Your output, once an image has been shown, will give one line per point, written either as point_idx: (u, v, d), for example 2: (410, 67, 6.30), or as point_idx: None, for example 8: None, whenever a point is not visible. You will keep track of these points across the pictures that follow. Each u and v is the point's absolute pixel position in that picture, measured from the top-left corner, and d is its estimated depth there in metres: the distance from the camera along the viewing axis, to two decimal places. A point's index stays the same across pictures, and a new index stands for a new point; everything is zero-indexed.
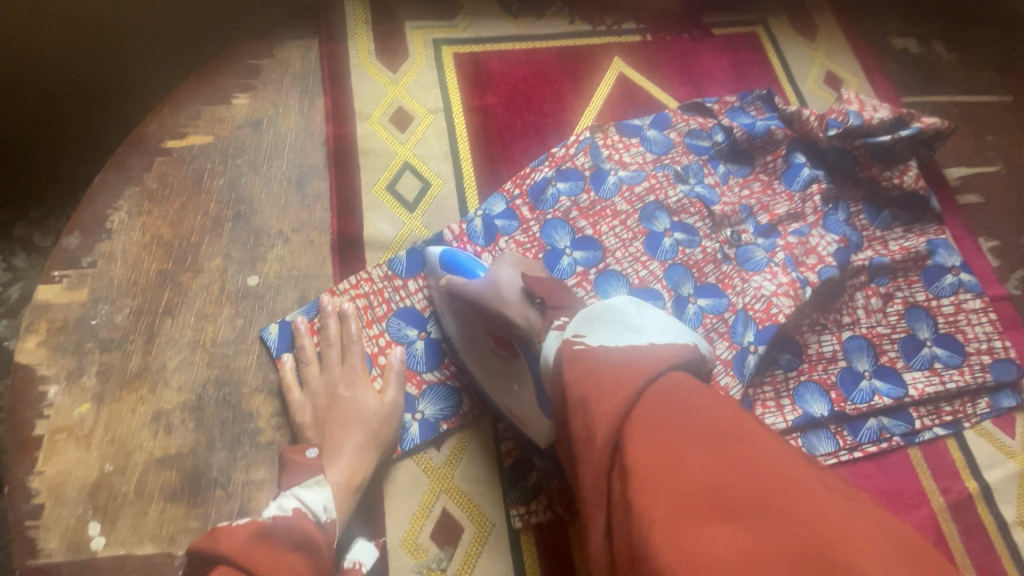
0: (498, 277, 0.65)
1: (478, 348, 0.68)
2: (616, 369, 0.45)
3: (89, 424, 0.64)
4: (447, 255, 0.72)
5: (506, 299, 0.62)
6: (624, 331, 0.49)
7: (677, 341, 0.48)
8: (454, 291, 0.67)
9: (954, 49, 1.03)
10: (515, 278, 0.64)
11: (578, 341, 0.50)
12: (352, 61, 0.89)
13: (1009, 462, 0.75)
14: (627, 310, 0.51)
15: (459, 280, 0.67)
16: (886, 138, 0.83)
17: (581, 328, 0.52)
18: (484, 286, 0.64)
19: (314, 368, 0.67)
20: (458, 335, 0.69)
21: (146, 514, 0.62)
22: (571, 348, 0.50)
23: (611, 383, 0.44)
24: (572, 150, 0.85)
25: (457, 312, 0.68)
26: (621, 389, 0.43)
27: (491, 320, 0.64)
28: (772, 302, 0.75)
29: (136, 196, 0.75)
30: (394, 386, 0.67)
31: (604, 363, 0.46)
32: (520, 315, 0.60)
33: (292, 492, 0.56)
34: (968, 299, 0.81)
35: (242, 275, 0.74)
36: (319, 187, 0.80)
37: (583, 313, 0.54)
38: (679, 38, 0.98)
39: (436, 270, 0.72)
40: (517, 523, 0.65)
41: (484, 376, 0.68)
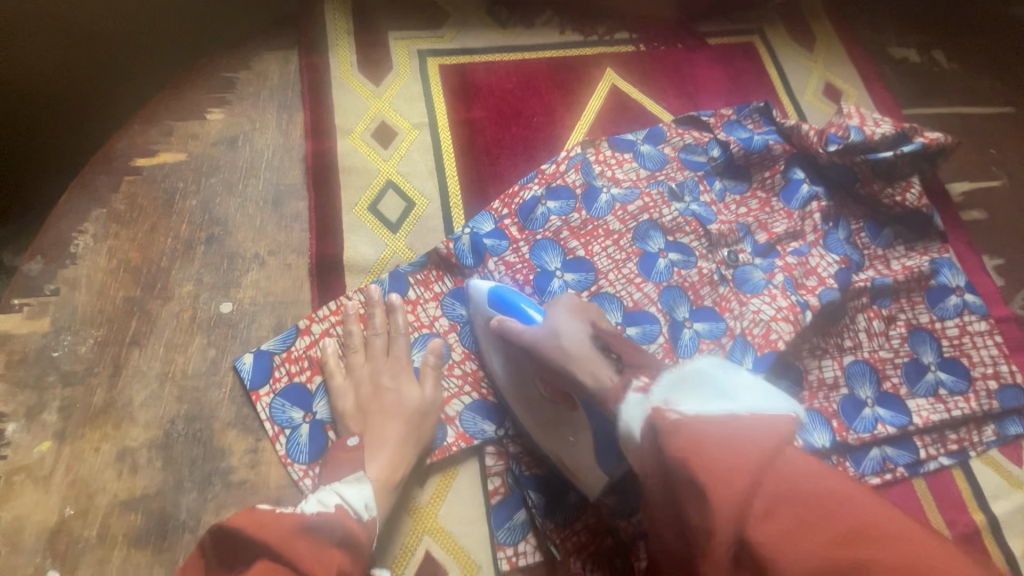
0: (561, 327, 0.60)
1: (533, 396, 0.63)
2: (720, 441, 0.39)
3: (48, 465, 0.60)
4: (500, 292, 0.67)
5: (572, 353, 0.57)
6: (714, 397, 0.43)
7: (778, 411, 0.42)
8: (512, 335, 0.63)
9: (955, 59, 1.00)
10: (580, 328, 0.59)
11: (667, 407, 0.44)
12: (333, 73, 0.85)
13: (1017, 492, 0.72)
14: (710, 375, 0.46)
15: (517, 327, 0.62)
16: (888, 154, 0.80)
17: (670, 394, 0.45)
18: (545, 335, 0.60)
19: (359, 359, 0.66)
20: (511, 381, 0.65)
21: (109, 562, 0.58)
22: (662, 416, 0.43)
23: (714, 454, 0.38)
24: (562, 167, 0.81)
25: (513, 359, 0.64)
26: (732, 468, 0.37)
27: (554, 374, 0.59)
28: (772, 327, 0.72)
29: (103, 218, 0.71)
30: (433, 382, 0.66)
31: (705, 433, 0.39)
32: (591, 373, 0.54)
33: (332, 487, 0.55)
34: (974, 321, 0.78)
35: (215, 301, 0.70)
36: (298, 207, 0.76)
37: (667, 377, 0.48)
38: (672, 48, 0.95)
39: (487, 311, 0.67)
40: (504, 567, 0.62)
41: (537, 429, 0.63)
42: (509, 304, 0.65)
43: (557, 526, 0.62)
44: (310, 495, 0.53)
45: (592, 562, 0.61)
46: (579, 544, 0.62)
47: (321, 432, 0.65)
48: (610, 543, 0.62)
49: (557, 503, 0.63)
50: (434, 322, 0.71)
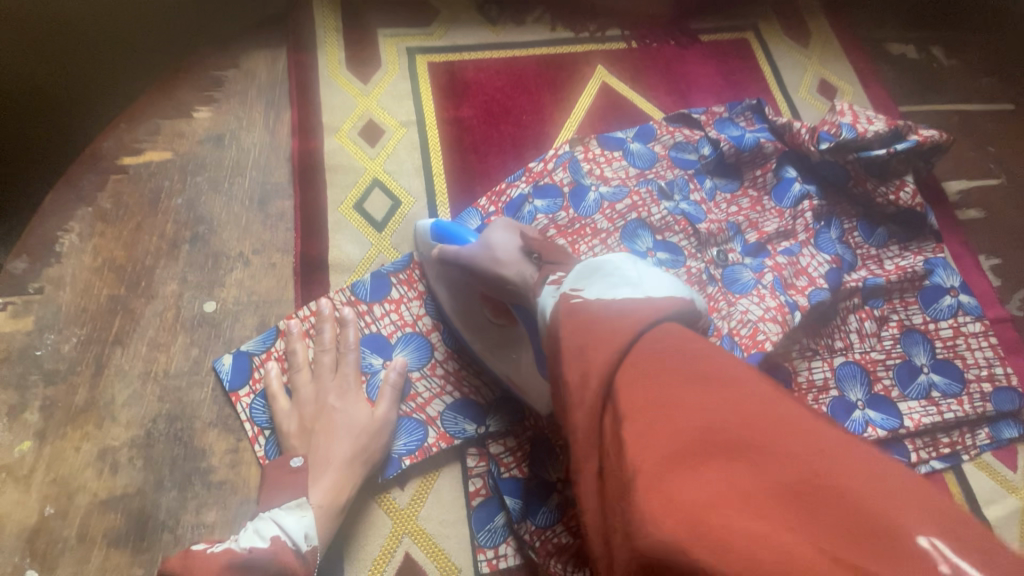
0: (492, 241, 0.61)
1: (472, 318, 0.65)
2: (606, 317, 0.41)
3: (29, 464, 0.60)
4: (444, 225, 0.69)
5: (501, 260, 0.59)
6: (620, 284, 0.44)
7: (676, 296, 0.44)
8: (449, 257, 0.64)
9: (953, 55, 0.98)
10: (511, 238, 0.61)
11: (575, 294, 0.45)
12: (322, 71, 0.85)
13: (1010, 497, 0.70)
14: (622, 266, 0.47)
15: (451, 248, 0.65)
16: (881, 152, 0.78)
17: (578, 282, 0.47)
18: (478, 250, 0.61)
19: (305, 377, 0.64)
20: (456, 308, 0.67)
21: (87, 562, 0.58)
22: (568, 302, 0.45)
23: (604, 332, 0.40)
24: (550, 165, 0.80)
25: (454, 283, 0.65)
26: (612, 333, 0.39)
27: (486, 286, 0.61)
28: (760, 328, 0.70)
29: (88, 218, 0.71)
30: (388, 401, 0.64)
31: (599, 313, 0.42)
32: (517, 272, 0.56)
33: (271, 515, 0.54)
34: (968, 322, 0.76)
35: (198, 300, 0.70)
36: (283, 206, 0.76)
37: (577, 268, 0.49)
38: (665, 45, 0.94)
39: (430, 242, 0.69)
40: (484, 569, 0.61)
41: (481, 349, 0.65)
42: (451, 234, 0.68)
43: (538, 528, 0.61)
44: (248, 525, 0.54)
45: (572, 564, 0.59)
46: (560, 546, 0.60)
47: None
48: None
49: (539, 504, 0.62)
50: (417, 321, 0.70)
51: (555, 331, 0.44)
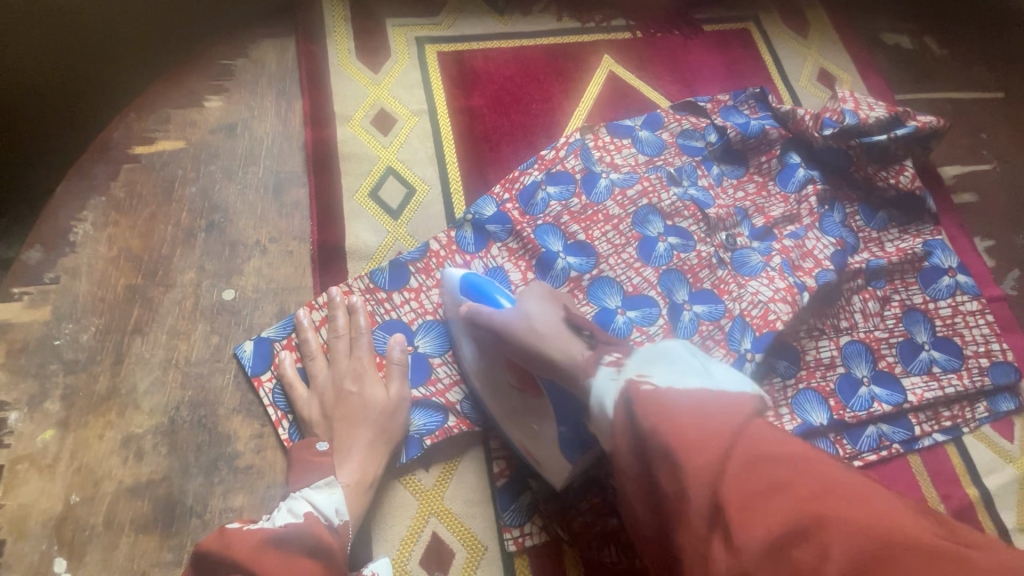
0: (531, 310, 0.61)
1: (499, 379, 0.64)
2: (689, 413, 0.42)
3: (53, 453, 0.60)
4: (472, 281, 0.67)
5: (544, 335, 0.58)
6: (688, 374, 0.47)
7: (743, 392, 0.45)
8: (481, 319, 0.63)
9: (945, 45, 1.01)
10: (551, 310, 0.61)
11: (645, 380, 0.47)
12: (331, 61, 0.85)
13: (1009, 467, 0.73)
14: (685, 358, 0.49)
15: (485, 310, 0.63)
16: (882, 137, 0.81)
17: (643, 367, 0.49)
18: (517, 318, 0.61)
19: (320, 365, 0.65)
20: (479, 369, 0.66)
21: (116, 548, 0.58)
22: (639, 389, 0.46)
23: (695, 435, 0.40)
24: (561, 153, 0.82)
25: (482, 342, 0.64)
26: (704, 437, 0.40)
27: (521, 357, 0.60)
28: (770, 308, 0.73)
29: (102, 208, 0.70)
30: (399, 379, 0.65)
31: (678, 405, 0.43)
32: (563, 352, 0.56)
33: (302, 493, 0.55)
34: (966, 301, 0.79)
35: (216, 289, 0.70)
36: (298, 194, 0.76)
37: (640, 352, 0.51)
38: (669, 35, 0.96)
39: (457, 297, 0.67)
40: (510, 547, 0.63)
41: (503, 415, 0.64)
42: (481, 292, 0.66)
43: (561, 508, 0.63)
44: (281, 504, 0.53)
45: (597, 540, 0.62)
46: (585, 524, 0.62)
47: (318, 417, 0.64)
48: (616, 522, 0.62)
49: (562, 485, 0.64)
50: (437, 308, 0.71)
51: (631, 422, 0.45)
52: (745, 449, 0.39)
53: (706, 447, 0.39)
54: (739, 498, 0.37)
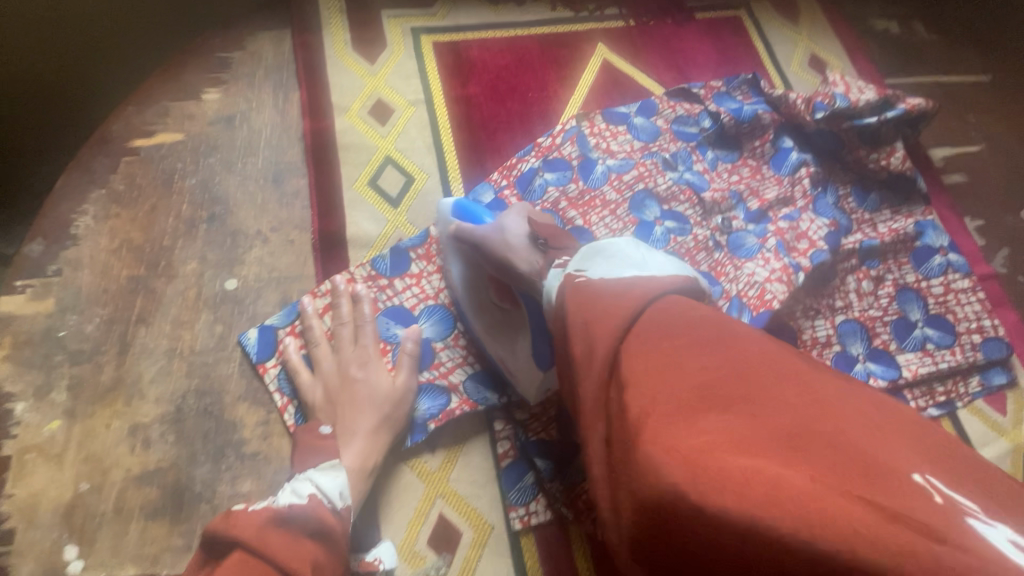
0: (505, 224, 0.65)
1: (482, 298, 0.68)
2: (609, 294, 0.46)
3: (60, 442, 0.61)
4: (462, 205, 0.71)
5: (512, 245, 0.62)
6: (628, 264, 0.50)
7: (678, 277, 0.49)
8: (463, 233, 0.66)
9: (934, 30, 1.03)
10: (521, 226, 0.64)
11: (579, 274, 0.50)
12: (327, 52, 0.85)
13: (1001, 439, 0.75)
14: (627, 248, 0.52)
15: (467, 227, 0.66)
16: (873, 119, 0.82)
17: (585, 261, 0.52)
18: (491, 232, 0.64)
19: (324, 351, 0.65)
20: (467, 282, 0.68)
21: (126, 534, 0.59)
22: (573, 280, 0.50)
23: (607, 304, 0.46)
24: (558, 140, 0.82)
25: (465, 258, 0.68)
26: (614, 309, 0.45)
27: (494, 267, 0.64)
28: (766, 288, 0.74)
29: (102, 200, 0.70)
30: (407, 369, 0.65)
31: (604, 289, 0.47)
32: (526, 262, 0.61)
33: (307, 475, 0.54)
34: (957, 279, 0.81)
35: (219, 279, 0.70)
36: (298, 184, 0.77)
37: (584, 249, 0.53)
38: (661, 23, 0.97)
39: (446, 218, 0.70)
40: (517, 525, 0.64)
41: (484, 331, 0.67)
42: (469, 213, 0.70)
43: (567, 486, 0.64)
44: (284, 485, 0.52)
45: None
46: (590, 501, 0.62)
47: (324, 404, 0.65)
48: None
49: (567, 465, 0.64)
50: (439, 294, 0.72)
51: (563, 305, 0.49)
52: (655, 316, 0.43)
53: (615, 313, 0.45)
54: (634, 362, 0.40)
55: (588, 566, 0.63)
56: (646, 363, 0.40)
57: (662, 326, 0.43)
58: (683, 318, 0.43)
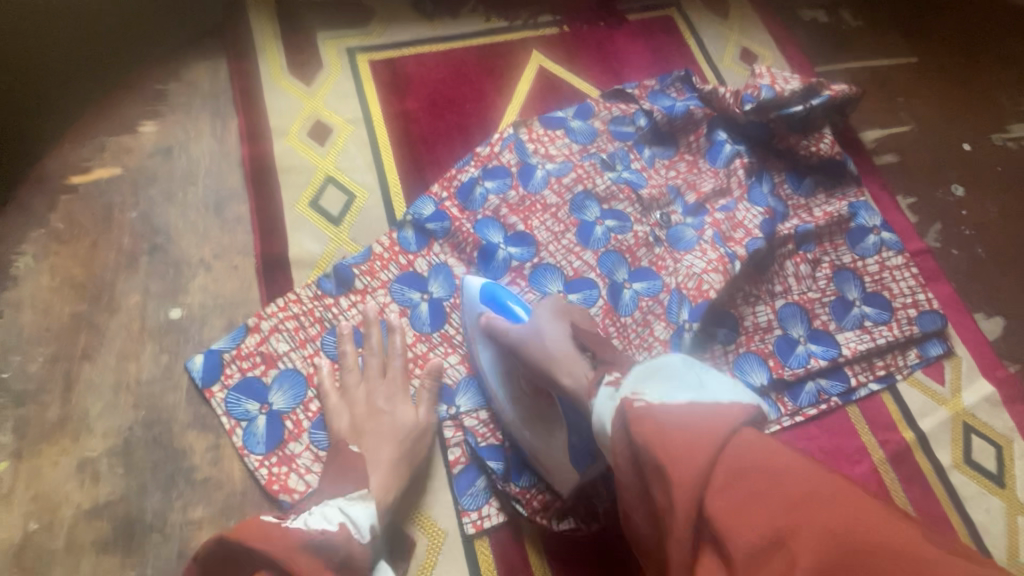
0: (545, 328, 0.63)
1: (517, 392, 0.66)
2: (680, 426, 0.42)
3: (8, 483, 0.61)
4: (488, 288, 0.69)
5: (554, 354, 0.60)
6: (682, 388, 0.47)
7: (742, 401, 0.46)
8: (499, 332, 0.65)
9: (860, 17, 1.06)
10: (562, 328, 0.63)
11: (637, 398, 0.47)
12: (264, 78, 0.86)
13: (942, 408, 0.77)
14: (682, 370, 0.50)
15: (503, 323, 0.65)
16: (799, 108, 0.85)
17: (639, 385, 0.49)
18: (531, 334, 0.63)
19: (355, 378, 0.67)
20: (499, 374, 0.67)
21: (79, 570, 0.59)
22: (631, 406, 0.47)
23: (679, 445, 0.41)
24: (496, 148, 0.84)
25: (502, 354, 0.66)
26: (690, 444, 0.41)
27: (533, 372, 0.62)
28: (704, 279, 0.76)
29: (42, 239, 0.72)
30: (428, 404, 0.68)
31: (667, 419, 0.43)
32: (569, 374, 0.59)
33: (337, 503, 0.55)
34: (891, 257, 0.83)
35: (162, 309, 0.71)
36: (239, 210, 0.78)
37: (638, 369, 0.52)
38: (595, 27, 0.99)
39: (477, 307, 0.68)
40: (470, 530, 0.65)
41: (518, 422, 0.66)
42: (495, 299, 0.67)
43: (520, 487, 0.66)
44: (316, 507, 0.53)
45: (555, 514, 0.65)
46: (543, 502, 0.65)
47: (278, 423, 0.66)
48: (573, 497, 0.65)
49: (521, 466, 0.66)
50: (384, 308, 0.73)
51: (627, 440, 0.45)
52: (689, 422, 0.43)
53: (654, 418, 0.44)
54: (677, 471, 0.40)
55: (543, 564, 0.64)
56: (751, 527, 0.36)
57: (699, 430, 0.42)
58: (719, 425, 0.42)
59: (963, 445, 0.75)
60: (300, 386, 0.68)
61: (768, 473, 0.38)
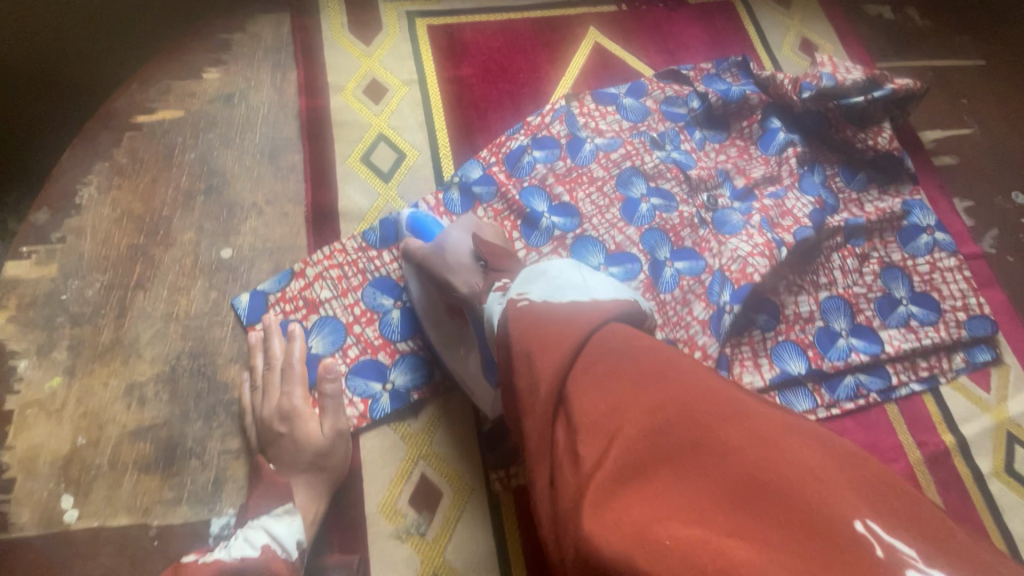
0: (448, 240, 0.66)
1: (436, 314, 0.68)
2: (556, 322, 0.47)
3: (60, 398, 0.64)
4: (417, 217, 0.74)
5: (452, 265, 0.64)
6: (566, 290, 0.50)
7: (618, 299, 0.50)
8: (412, 254, 0.68)
9: (928, 15, 1.03)
10: (465, 244, 0.65)
11: (521, 298, 0.51)
12: (324, 35, 0.88)
13: (985, 415, 0.74)
14: (567, 272, 0.53)
15: (414, 246, 0.68)
16: (860, 99, 0.83)
17: (523, 287, 0.52)
18: (434, 252, 0.66)
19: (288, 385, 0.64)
20: (422, 302, 0.69)
21: (120, 486, 0.61)
22: (515, 306, 0.50)
23: (551, 336, 0.46)
24: (547, 119, 0.84)
25: (417, 278, 0.68)
26: (558, 336, 0.46)
27: (437, 286, 0.66)
28: (748, 262, 0.74)
29: (106, 170, 0.75)
30: (332, 414, 0.63)
31: (548, 314, 0.48)
32: (464, 282, 0.62)
33: (260, 523, 0.56)
34: (944, 258, 0.81)
35: (215, 248, 0.73)
36: (293, 159, 0.79)
37: (522, 273, 0.55)
38: (653, 7, 0.98)
39: (405, 233, 0.73)
40: (496, 487, 0.66)
41: (439, 343, 0.68)
42: (422, 227, 0.72)
43: None
44: (238, 533, 0.55)
45: None
46: None
47: (317, 365, 0.68)
48: None
49: None
50: None
51: (507, 334, 0.49)
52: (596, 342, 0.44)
53: (561, 342, 0.45)
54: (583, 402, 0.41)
55: None
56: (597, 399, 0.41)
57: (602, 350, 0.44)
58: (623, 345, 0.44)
59: (1005, 453, 0.73)
60: (339, 332, 0.69)
61: (633, 362, 0.43)
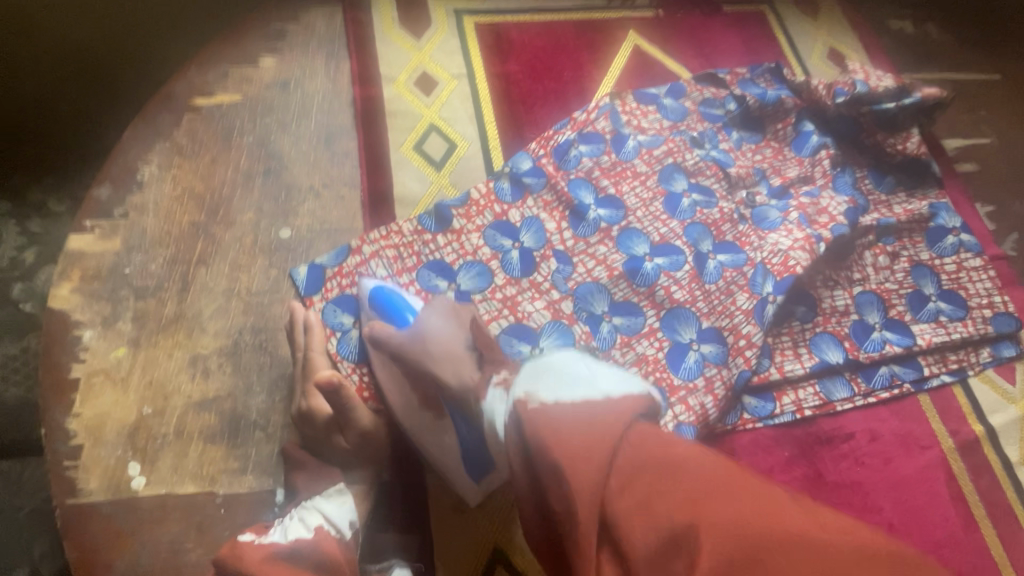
0: (429, 327, 0.63)
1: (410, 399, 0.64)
2: (579, 434, 0.44)
3: (125, 367, 0.64)
4: (384, 293, 0.70)
5: (436, 355, 0.61)
6: (574, 387, 0.48)
7: (628, 393, 0.48)
8: (384, 338, 0.64)
9: (946, 31, 1.08)
10: (448, 325, 0.63)
11: (531, 398, 0.47)
12: (377, 29, 0.90)
13: (1011, 407, 0.78)
14: (574, 365, 0.51)
15: (385, 330, 0.64)
16: (890, 106, 0.87)
17: (529, 384, 0.49)
18: (412, 340, 0.63)
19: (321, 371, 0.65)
20: (392, 386, 0.65)
21: (186, 455, 0.62)
22: (526, 408, 0.47)
23: (577, 445, 0.43)
24: (592, 115, 0.87)
25: (390, 363, 0.65)
26: (585, 449, 0.43)
27: (418, 377, 0.63)
28: (789, 255, 0.78)
29: (166, 150, 0.74)
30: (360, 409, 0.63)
31: (560, 422, 0.45)
32: (454, 374, 0.59)
33: (314, 505, 0.57)
34: (969, 258, 0.85)
35: (274, 228, 0.75)
36: (348, 145, 0.81)
37: (526, 368, 0.52)
38: (690, 14, 1.02)
39: (370, 313, 0.69)
40: None
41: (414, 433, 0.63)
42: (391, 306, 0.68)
43: None
44: (292, 516, 0.56)
45: None
46: None
47: None
48: None
49: None
50: (477, 251, 0.77)
51: (520, 440, 0.46)
52: (634, 448, 0.43)
53: (591, 456, 0.42)
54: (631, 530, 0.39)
55: None
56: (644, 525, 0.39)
57: (645, 462, 0.42)
58: (664, 457, 0.42)
59: None
60: None
61: (672, 471, 0.41)
